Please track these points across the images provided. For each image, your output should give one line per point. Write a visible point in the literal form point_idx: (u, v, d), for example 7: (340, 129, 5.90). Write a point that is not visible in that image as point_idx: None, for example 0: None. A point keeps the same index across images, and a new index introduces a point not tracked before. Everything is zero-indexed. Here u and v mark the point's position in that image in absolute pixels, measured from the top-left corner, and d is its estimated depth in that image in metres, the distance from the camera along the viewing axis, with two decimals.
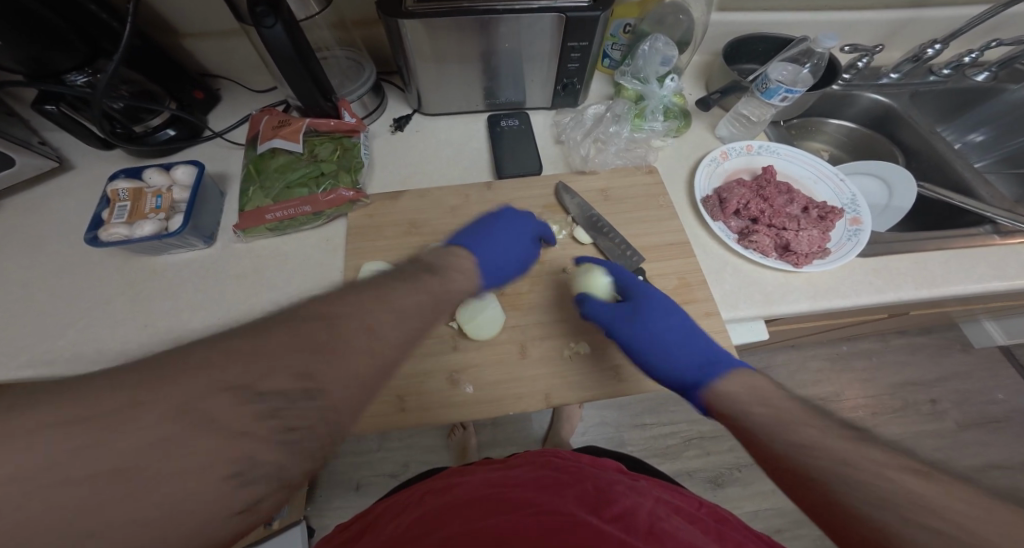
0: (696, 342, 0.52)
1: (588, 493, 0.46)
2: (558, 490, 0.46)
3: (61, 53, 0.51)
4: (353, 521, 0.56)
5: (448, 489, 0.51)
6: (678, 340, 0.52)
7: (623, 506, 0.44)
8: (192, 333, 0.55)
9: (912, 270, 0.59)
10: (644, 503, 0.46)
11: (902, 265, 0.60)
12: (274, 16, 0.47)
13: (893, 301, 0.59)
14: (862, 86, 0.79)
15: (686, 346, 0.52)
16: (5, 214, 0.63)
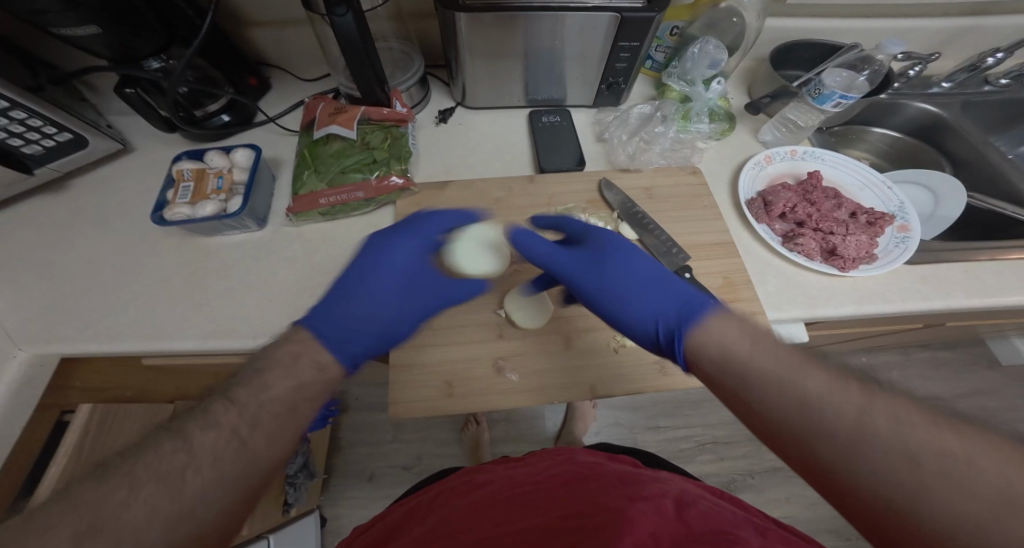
0: (663, 285, 0.48)
1: (611, 483, 0.47)
2: (582, 485, 0.47)
3: (143, 39, 0.54)
4: (371, 526, 0.57)
5: (471, 489, 0.52)
6: (642, 277, 0.48)
7: (648, 492, 0.44)
8: (243, 312, 0.56)
9: (962, 279, 0.59)
10: (669, 488, 0.46)
11: (951, 275, 0.60)
12: (346, 5, 0.49)
13: (941, 310, 0.58)
14: (909, 95, 0.79)
15: (652, 283, 0.48)
16: (67, 192, 0.65)
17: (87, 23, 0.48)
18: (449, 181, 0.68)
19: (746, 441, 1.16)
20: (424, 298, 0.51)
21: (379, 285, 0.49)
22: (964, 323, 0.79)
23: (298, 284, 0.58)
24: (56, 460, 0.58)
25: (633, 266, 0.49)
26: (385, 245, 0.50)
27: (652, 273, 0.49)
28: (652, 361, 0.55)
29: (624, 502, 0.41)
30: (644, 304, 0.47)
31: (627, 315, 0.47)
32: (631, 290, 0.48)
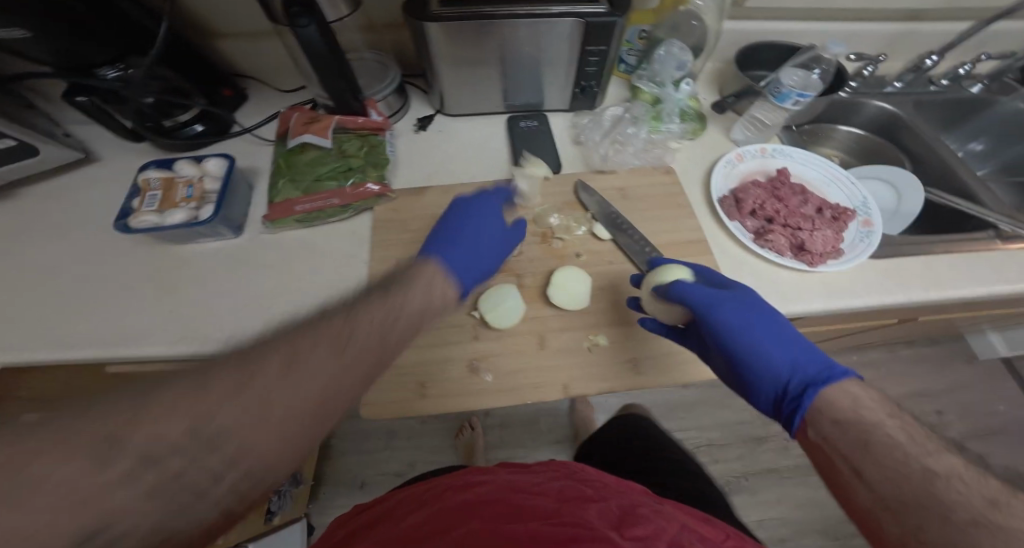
0: (789, 336, 0.48)
1: (611, 509, 0.43)
2: (580, 504, 0.43)
3: (93, 46, 0.56)
4: (364, 509, 0.55)
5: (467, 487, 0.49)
6: (768, 327, 0.49)
7: (647, 528, 0.40)
8: (213, 320, 0.56)
9: (923, 271, 0.61)
10: (668, 527, 0.41)
11: (914, 268, 0.61)
12: (308, 16, 0.52)
13: (904, 302, 0.60)
14: (869, 94, 0.83)
15: (783, 338, 0.48)
16: (42, 204, 0.66)
17: (22, 28, 0.50)
18: (427, 186, 0.66)
19: (739, 442, 1.16)
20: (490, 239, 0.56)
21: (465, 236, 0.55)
22: (937, 317, 0.80)
23: (274, 290, 0.59)
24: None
25: (773, 325, 0.49)
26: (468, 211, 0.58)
27: (781, 327, 0.49)
28: (626, 358, 0.55)
29: (614, 536, 0.38)
30: (779, 354, 0.47)
31: (762, 363, 0.48)
32: (758, 338, 0.48)
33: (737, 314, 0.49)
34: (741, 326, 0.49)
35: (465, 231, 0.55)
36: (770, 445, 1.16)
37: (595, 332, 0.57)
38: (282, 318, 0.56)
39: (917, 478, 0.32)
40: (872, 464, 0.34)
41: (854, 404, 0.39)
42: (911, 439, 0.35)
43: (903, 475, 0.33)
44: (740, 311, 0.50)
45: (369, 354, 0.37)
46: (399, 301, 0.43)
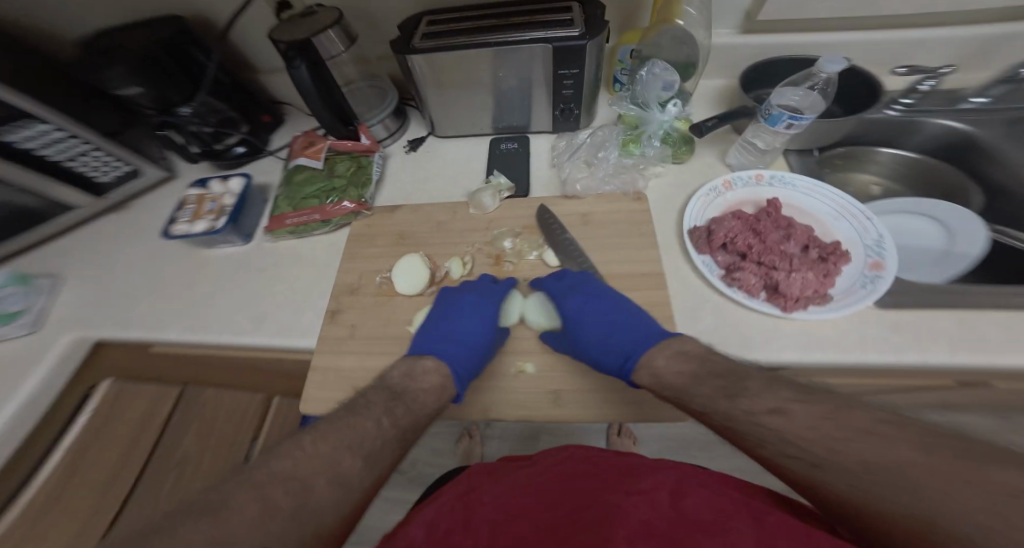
0: (613, 308, 0.55)
1: (612, 474, 0.48)
2: (579, 479, 0.49)
3: (173, 89, 0.71)
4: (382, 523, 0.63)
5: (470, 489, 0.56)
6: (596, 302, 0.56)
7: (648, 481, 0.45)
8: (216, 313, 0.68)
9: (952, 329, 0.51)
10: (671, 476, 0.45)
11: (934, 324, 0.52)
12: (300, 58, 0.61)
13: (917, 364, 0.51)
14: (933, 110, 0.70)
15: (599, 348, 0.54)
16: (130, 211, 0.86)
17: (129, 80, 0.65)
18: (401, 205, 0.72)
19: None
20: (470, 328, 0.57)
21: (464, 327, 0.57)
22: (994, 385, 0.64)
23: (263, 292, 0.69)
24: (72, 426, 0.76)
25: (589, 343, 0.54)
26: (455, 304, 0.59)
27: (607, 300, 0.56)
28: (547, 390, 0.54)
29: (621, 496, 0.43)
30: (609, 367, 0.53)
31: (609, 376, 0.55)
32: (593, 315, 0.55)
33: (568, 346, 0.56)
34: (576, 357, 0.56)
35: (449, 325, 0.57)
36: None
37: (523, 358, 0.57)
38: (264, 317, 0.67)
39: (881, 453, 0.30)
40: (830, 451, 0.33)
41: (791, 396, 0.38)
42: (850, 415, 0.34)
43: (872, 457, 0.31)
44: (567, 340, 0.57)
45: (389, 445, 0.43)
46: (416, 392, 0.49)
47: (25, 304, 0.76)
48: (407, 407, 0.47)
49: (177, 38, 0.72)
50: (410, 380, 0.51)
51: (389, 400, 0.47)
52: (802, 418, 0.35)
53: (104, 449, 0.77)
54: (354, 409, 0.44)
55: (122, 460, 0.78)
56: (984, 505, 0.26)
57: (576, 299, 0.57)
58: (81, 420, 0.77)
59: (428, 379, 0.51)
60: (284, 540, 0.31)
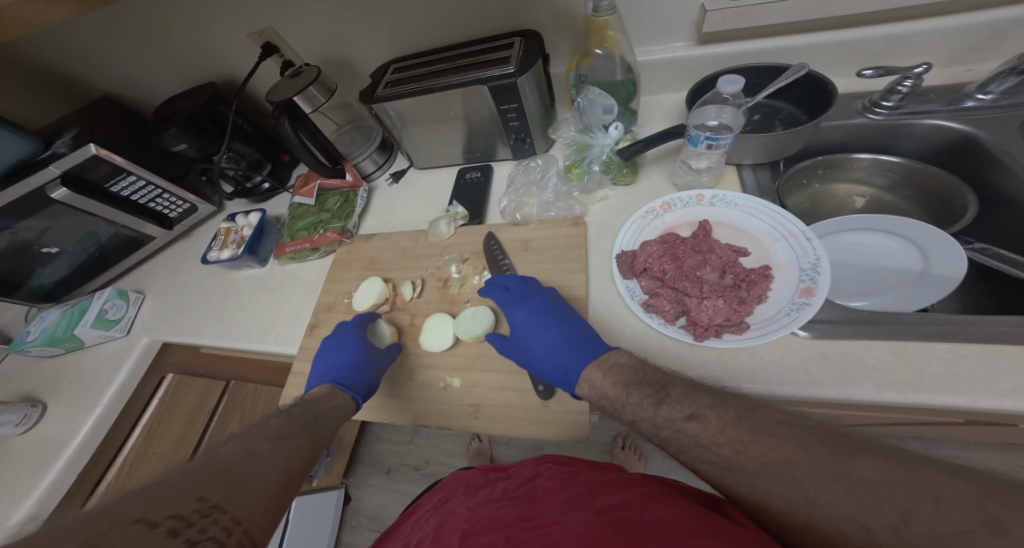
0: (555, 321, 0.56)
1: (580, 494, 0.51)
2: (550, 498, 0.52)
3: (211, 142, 0.89)
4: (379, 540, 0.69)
5: (450, 510, 0.61)
6: (538, 316, 0.57)
7: (606, 499, 0.47)
8: (236, 324, 0.84)
9: (886, 361, 0.47)
10: (631, 493, 0.47)
11: (868, 355, 0.47)
12: (284, 115, 0.73)
13: (837, 399, 0.47)
14: (921, 112, 0.60)
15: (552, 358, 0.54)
16: (193, 239, 1.08)
17: (179, 140, 0.85)
18: (377, 233, 0.82)
19: None
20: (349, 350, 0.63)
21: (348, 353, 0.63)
22: (994, 427, 0.55)
23: (270, 308, 0.83)
24: (147, 410, 0.94)
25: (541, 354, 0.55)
26: (333, 341, 0.66)
27: (550, 314, 0.57)
28: (467, 405, 0.59)
29: (581, 514, 0.46)
30: (560, 374, 0.54)
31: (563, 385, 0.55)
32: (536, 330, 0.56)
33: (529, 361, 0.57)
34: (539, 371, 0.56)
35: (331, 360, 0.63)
36: None
37: (452, 373, 0.62)
38: (267, 329, 0.81)
39: (873, 507, 0.28)
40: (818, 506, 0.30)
41: (770, 433, 0.35)
42: (831, 453, 0.32)
43: (867, 515, 0.28)
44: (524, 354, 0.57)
45: (306, 445, 0.46)
46: (325, 410, 0.54)
47: (122, 313, 0.96)
48: (316, 409, 0.53)
49: (215, 101, 0.90)
50: (318, 400, 0.55)
51: (299, 411, 0.51)
52: (779, 464, 0.33)
53: (166, 429, 0.96)
54: (270, 419, 0.48)
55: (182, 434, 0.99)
56: (942, 523, 0.26)
57: (524, 314, 0.58)
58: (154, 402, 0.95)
59: (337, 401, 0.57)
60: (212, 491, 0.35)
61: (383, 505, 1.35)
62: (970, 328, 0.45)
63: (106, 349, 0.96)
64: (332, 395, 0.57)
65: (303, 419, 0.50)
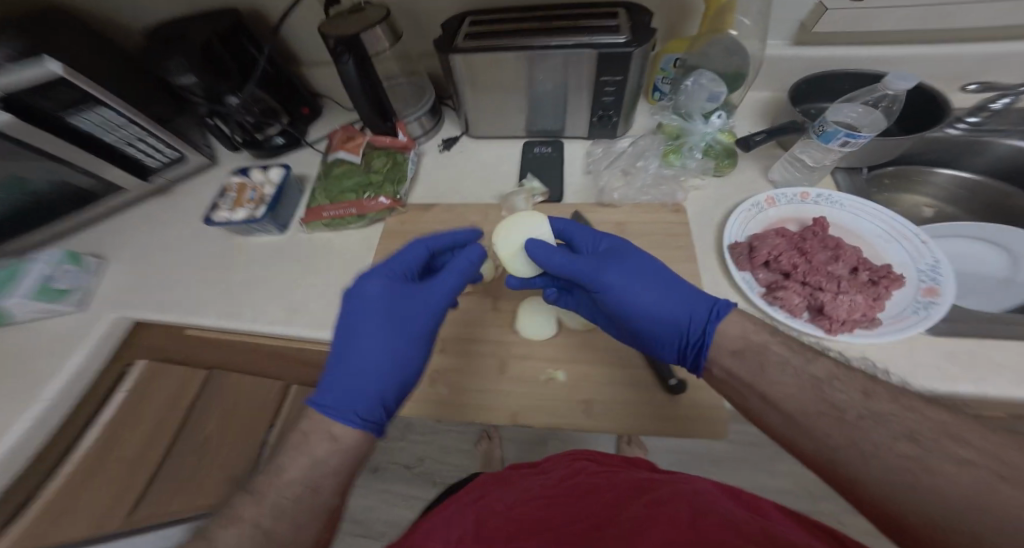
0: (679, 290, 0.50)
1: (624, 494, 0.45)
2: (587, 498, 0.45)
3: (224, 81, 0.73)
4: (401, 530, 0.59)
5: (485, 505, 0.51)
6: (656, 279, 0.51)
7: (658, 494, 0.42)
8: (251, 300, 0.70)
9: (1011, 361, 0.48)
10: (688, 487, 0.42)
11: (994, 354, 0.49)
12: (348, 54, 0.61)
13: (968, 395, 0.48)
14: (997, 131, 0.65)
15: (659, 290, 0.50)
16: (172, 197, 0.89)
17: (186, 72, 0.67)
18: (435, 203, 0.73)
19: None
20: (404, 321, 0.55)
21: (368, 327, 0.54)
22: None
23: (297, 284, 0.70)
24: (106, 408, 0.75)
25: (637, 281, 0.51)
26: (354, 295, 0.55)
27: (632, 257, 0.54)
28: (578, 401, 0.53)
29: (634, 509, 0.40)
30: (665, 305, 0.49)
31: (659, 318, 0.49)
32: (653, 292, 0.50)
33: (614, 280, 0.51)
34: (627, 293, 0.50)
35: (353, 326, 0.54)
36: None
37: (555, 366, 0.56)
38: (297, 307, 0.68)
39: None
40: None
41: None
42: None
43: None
44: (617, 272, 0.51)
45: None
46: (297, 473, 0.45)
47: (77, 283, 0.76)
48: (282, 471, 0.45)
49: (230, 30, 0.73)
50: (303, 443, 0.47)
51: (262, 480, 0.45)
52: None
53: (129, 436, 0.76)
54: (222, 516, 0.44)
55: (148, 443, 0.77)
56: None
57: (615, 246, 0.55)
58: (121, 391, 0.77)
59: (318, 447, 0.47)
60: None
61: (370, 507, 1.21)
62: None
63: (52, 326, 0.75)
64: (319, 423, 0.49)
65: (264, 508, 0.43)
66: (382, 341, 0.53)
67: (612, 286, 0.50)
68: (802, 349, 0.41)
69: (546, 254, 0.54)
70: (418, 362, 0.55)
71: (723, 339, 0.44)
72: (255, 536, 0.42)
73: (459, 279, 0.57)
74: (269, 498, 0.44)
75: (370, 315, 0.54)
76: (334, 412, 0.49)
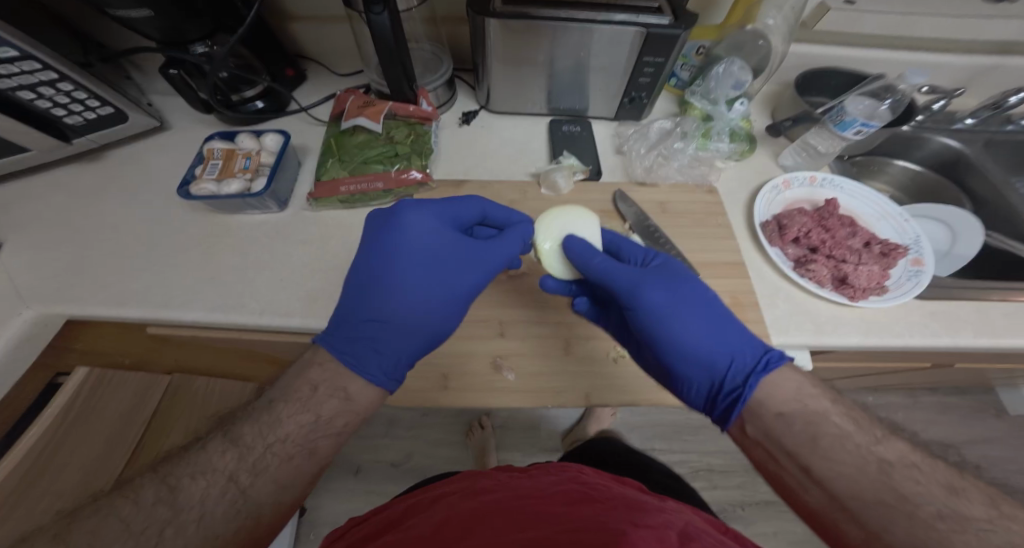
0: (728, 331, 0.48)
1: (613, 506, 0.39)
2: (582, 501, 0.39)
3: (192, 24, 0.57)
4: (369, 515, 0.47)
5: (475, 493, 0.43)
6: (696, 314, 0.48)
7: (654, 519, 0.36)
8: (251, 289, 0.58)
9: (974, 317, 0.59)
10: (675, 522, 0.37)
11: (963, 312, 0.59)
12: (382, 4, 0.51)
13: (950, 346, 0.58)
14: (934, 129, 0.80)
15: (711, 324, 0.48)
16: (107, 163, 0.70)
17: (141, 7, 0.51)
18: (466, 180, 0.68)
19: (742, 469, 1.13)
20: (444, 280, 0.50)
21: (403, 276, 0.49)
22: (970, 367, 0.77)
23: (310, 268, 0.60)
24: (31, 427, 0.56)
25: (690, 304, 0.49)
26: (394, 236, 0.50)
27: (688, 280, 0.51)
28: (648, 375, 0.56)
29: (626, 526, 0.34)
30: (705, 339, 0.47)
31: (691, 345, 0.47)
32: (690, 329, 0.48)
33: (653, 294, 0.49)
34: (662, 313, 0.48)
35: (384, 265, 0.49)
36: None
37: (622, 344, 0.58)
38: (315, 295, 0.58)
39: None
40: None
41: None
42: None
43: None
44: (665, 289, 0.49)
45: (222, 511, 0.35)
46: (297, 430, 0.40)
47: None
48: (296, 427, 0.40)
49: None
50: (312, 398, 0.42)
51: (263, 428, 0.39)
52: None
53: (84, 444, 0.61)
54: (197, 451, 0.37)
55: (109, 447, 0.63)
56: None
57: (677, 270, 0.52)
58: (51, 409, 0.58)
59: (327, 405, 0.42)
60: None
61: (353, 510, 1.12)
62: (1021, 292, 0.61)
63: None
64: (334, 377, 0.44)
65: (246, 464, 0.37)
66: (406, 295, 0.49)
67: (656, 306, 0.49)
68: (870, 427, 0.39)
69: (587, 255, 0.52)
70: (446, 331, 0.51)
71: (775, 392, 0.43)
72: (229, 494, 0.35)
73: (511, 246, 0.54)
74: (257, 453, 0.38)
75: (404, 264, 0.49)
76: (356, 367, 0.45)
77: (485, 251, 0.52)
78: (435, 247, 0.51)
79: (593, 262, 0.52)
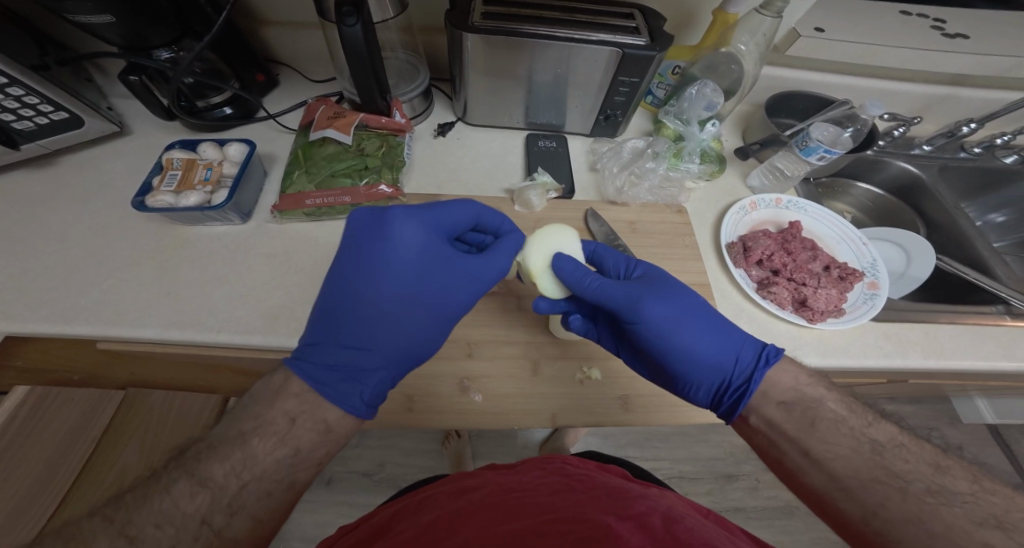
0: (723, 332, 0.49)
1: (600, 497, 0.39)
2: (571, 495, 0.39)
3: (157, 29, 0.56)
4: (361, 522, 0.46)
5: (463, 491, 0.42)
6: (697, 320, 0.49)
7: (639, 506, 0.37)
8: (210, 306, 0.56)
9: (922, 339, 0.62)
10: (658, 505, 0.37)
11: (912, 334, 0.62)
12: (356, 16, 0.50)
13: (901, 368, 0.60)
14: (893, 154, 0.83)
15: (708, 326, 0.49)
16: (60, 169, 0.67)
17: (103, 12, 0.49)
18: (439, 194, 0.67)
19: (711, 477, 1.16)
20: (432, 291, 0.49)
21: (380, 287, 0.47)
22: (922, 382, 0.80)
23: (273, 284, 0.58)
24: None
25: (685, 312, 0.49)
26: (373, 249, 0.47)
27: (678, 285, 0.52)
28: (614, 395, 0.56)
29: (612, 517, 0.34)
30: (707, 343, 0.48)
31: (696, 353, 0.48)
32: (693, 336, 0.48)
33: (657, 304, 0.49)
34: (666, 322, 0.48)
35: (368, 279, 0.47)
36: (741, 485, 1.16)
37: (588, 364, 0.58)
38: (278, 312, 0.56)
39: None
40: None
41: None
42: None
43: None
44: (663, 296, 0.50)
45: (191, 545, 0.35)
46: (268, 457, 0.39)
47: None
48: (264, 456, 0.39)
49: None
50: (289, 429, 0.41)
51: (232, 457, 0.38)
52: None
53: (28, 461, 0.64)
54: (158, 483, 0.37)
55: (52, 469, 0.65)
56: None
57: (666, 277, 0.53)
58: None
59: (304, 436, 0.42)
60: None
61: (322, 522, 1.09)
62: (967, 315, 0.64)
63: None
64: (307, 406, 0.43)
65: (213, 500, 0.36)
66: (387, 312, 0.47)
67: (658, 317, 0.48)
68: (855, 415, 0.42)
69: (579, 274, 0.52)
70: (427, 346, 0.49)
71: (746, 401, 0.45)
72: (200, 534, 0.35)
73: (495, 258, 0.52)
74: (224, 484, 0.37)
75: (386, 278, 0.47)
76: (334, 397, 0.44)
77: (472, 261, 0.50)
78: (418, 255, 0.48)
79: (587, 279, 0.51)
